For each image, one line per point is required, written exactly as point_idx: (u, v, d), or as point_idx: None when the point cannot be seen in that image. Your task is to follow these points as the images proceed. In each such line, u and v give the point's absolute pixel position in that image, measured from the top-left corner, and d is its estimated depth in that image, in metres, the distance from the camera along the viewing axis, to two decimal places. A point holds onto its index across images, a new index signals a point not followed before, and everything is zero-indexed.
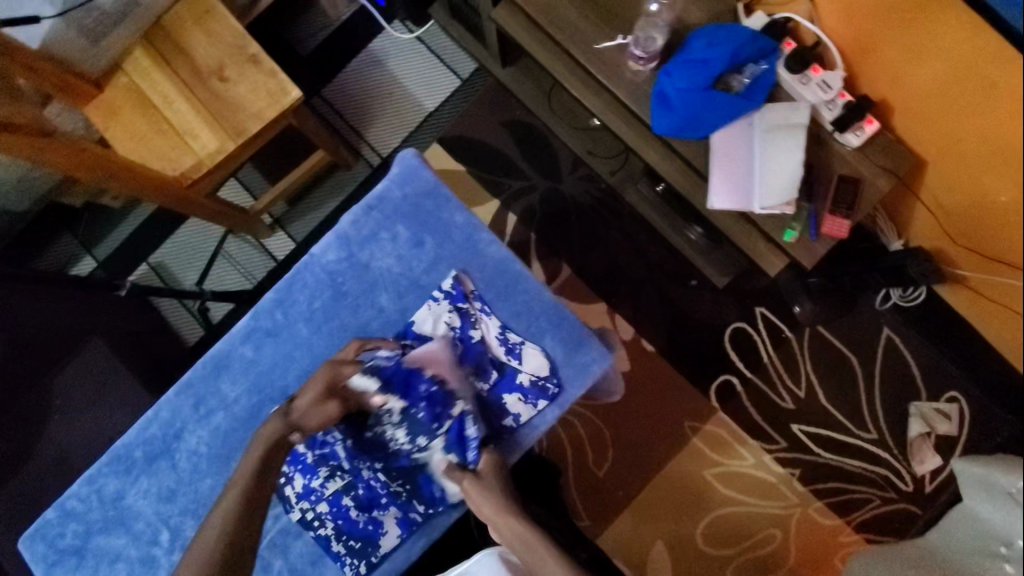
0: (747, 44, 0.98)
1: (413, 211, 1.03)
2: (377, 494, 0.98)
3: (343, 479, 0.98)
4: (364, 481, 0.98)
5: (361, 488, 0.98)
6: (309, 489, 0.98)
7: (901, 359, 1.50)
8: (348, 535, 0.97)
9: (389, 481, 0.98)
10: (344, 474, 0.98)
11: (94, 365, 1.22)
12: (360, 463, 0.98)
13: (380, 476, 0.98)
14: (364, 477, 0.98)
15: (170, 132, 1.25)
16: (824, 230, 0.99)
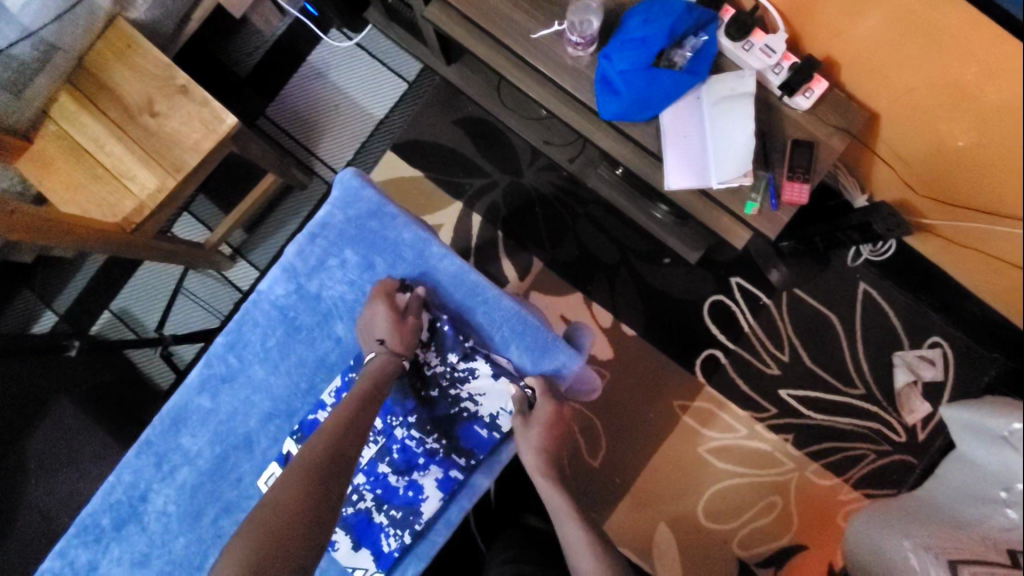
0: (684, 17, 0.94)
1: (358, 234, 0.98)
2: (414, 454, 0.95)
3: (377, 445, 0.95)
4: (399, 442, 0.95)
5: (395, 451, 0.95)
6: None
7: (881, 312, 1.49)
8: (389, 504, 0.94)
9: (423, 437, 0.95)
10: (377, 438, 0.95)
11: (61, 426, 1.17)
12: (393, 421, 0.95)
13: (414, 433, 0.95)
14: (398, 438, 0.95)
15: (107, 176, 1.20)
16: (784, 199, 0.97)
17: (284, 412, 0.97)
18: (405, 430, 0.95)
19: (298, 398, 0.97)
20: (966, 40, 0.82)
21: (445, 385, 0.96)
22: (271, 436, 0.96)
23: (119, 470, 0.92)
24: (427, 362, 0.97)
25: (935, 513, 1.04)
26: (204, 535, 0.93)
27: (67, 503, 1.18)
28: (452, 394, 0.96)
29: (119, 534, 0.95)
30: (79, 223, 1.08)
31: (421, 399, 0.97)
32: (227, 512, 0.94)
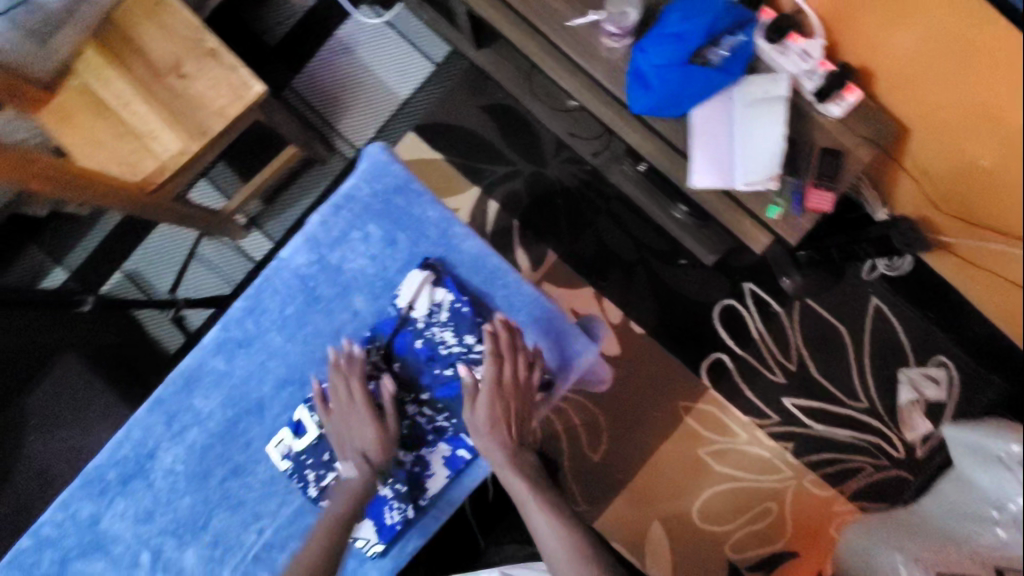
0: (724, 15, 0.93)
1: (383, 207, 0.94)
2: (424, 431, 0.92)
3: (388, 418, 0.91)
4: (409, 419, 0.92)
5: (405, 426, 0.92)
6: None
7: (890, 327, 1.49)
8: (396, 479, 0.90)
9: (434, 414, 0.92)
10: (388, 412, 0.91)
11: (69, 380, 1.18)
12: (405, 397, 0.92)
13: (425, 410, 0.92)
14: (409, 413, 0.92)
15: (129, 135, 1.19)
16: (808, 206, 0.96)
17: (298, 380, 0.92)
18: (416, 408, 0.91)
19: (313, 367, 0.92)
20: (998, 53, 0.82)
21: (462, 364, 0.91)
22: (284, 403, 0.92)
23: (128, 426, 0.87)
24: (444, 340, 0.92)
25: (929, 529, 1.04)
26: (212, 496, 0.90)
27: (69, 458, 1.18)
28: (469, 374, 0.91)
29: (124, 490, 0.90)
30: (101, 179, 1.09)
31: (436, 376, 0.92)
32: (235, 475, 0.90)
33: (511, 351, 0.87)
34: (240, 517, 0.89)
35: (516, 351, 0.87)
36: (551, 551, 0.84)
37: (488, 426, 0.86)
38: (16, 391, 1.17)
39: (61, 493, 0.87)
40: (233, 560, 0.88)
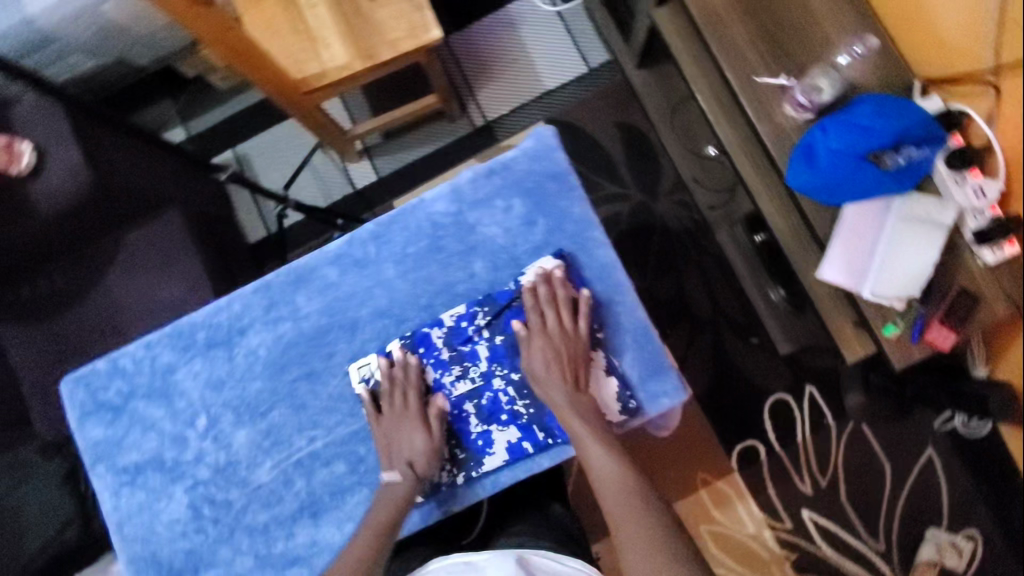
0: (916, 126, 0.92)
1: (534, 188, 0.95)
2: (500, 408, 0.89)
3: (472, 383, 0.90)
4: (492, 391, 0.90)
5: (485, 397, 0.90)
6: (439, 384, 0.90)
7: (934, 483, 1.43)
8: (456, 442, 0.89)
9: (516, 397, 0.89)
10: (474, 377, 0.90)
11: (167, 232, 1.24)
12: (498, 368, 0.90)
13: (510, 389, 0.89)
14: (493, 386, 0.90)
15: (304, 34, 1.24)
16: (927, 338, 0.94)
17: (395, 316, 0.94)
18: (505, 383, 0.89)
19: (413, 309, 0.94)
20: None
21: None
22: (375, 331, 0.94)
23: (232, 297, 0.94)
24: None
25: None
26: (280, 389, 0.93)
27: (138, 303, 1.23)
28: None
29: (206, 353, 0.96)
30: (268, 63, 1.12)
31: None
32: (307, 379, 0.93)
33: (550, 302, 0.87)
34: (298, 419, 0.93)
35: (552, 300, 0.88)
36: (606, 482, 0.80)
37: (543, 370, 0.85)
38: (117, 223, 1.23)
39: (151, 334, 0.97)
40: (277, 455, 0.92)
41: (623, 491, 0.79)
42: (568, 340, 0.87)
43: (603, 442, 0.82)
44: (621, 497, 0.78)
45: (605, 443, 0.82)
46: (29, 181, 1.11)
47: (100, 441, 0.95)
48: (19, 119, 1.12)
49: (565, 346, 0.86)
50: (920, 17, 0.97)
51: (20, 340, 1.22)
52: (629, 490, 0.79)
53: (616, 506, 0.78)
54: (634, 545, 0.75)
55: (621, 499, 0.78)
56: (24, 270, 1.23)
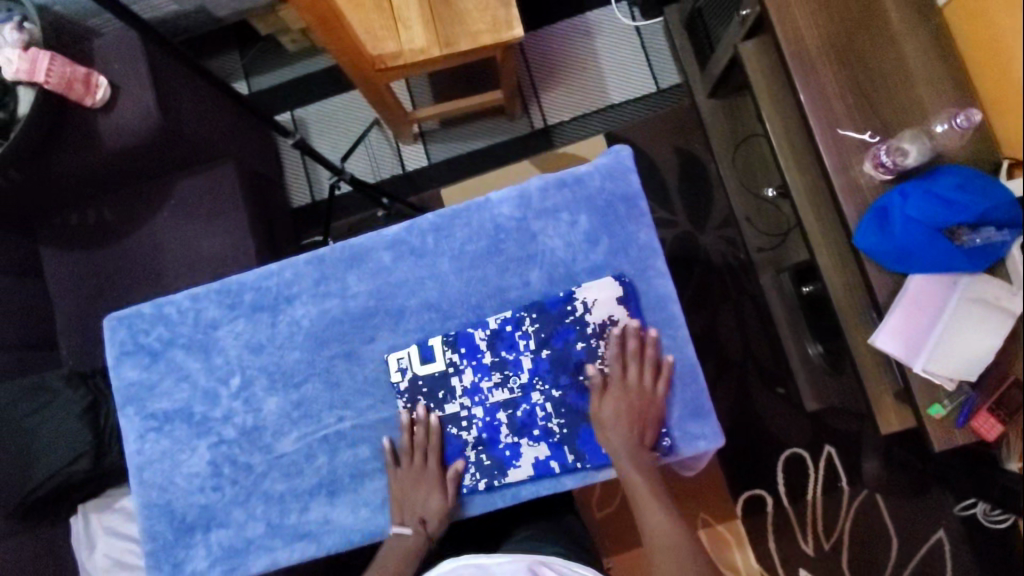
0: (1002, 209, 0.89)
1: (603, 207, 0.94)
2: (534, 422, 0.89)
3: (510, 393, 0.90)
4: (528, 405, 0.89)
5: (521, 410, 0.89)
6: (476, 387, 0.91)
7: (941, 570, 1.33)
8: (484, 448, 0.90)
9: (552, 415, 0.89)
10: (513, 387, 0.90)
11: (217, 184, 1.24)
12: (538, 382, 0.90)
13: (547, 406, 0.89)
14: (531, 400, 0.89)
15: (388, 13, 1.22)
16: (972, 424, 0.91)
17: (442, 310, 0.94)
18: (543, 399, 0.89)
19: (461, 307, 0.94)
20: None
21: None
22: (420, 322, 0.94)
23: (285, 264, 0.95)
24: (601, 356, 0.90)
25: None
26: (318, 363, 0.95)
27: (174, 247, 1.22)
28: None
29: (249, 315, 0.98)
30: (346, 32, 1.06)
31: (575, 380, 0.90)
32: (346, 358, 0.95)
33: (632, 359, 0.88)
34: (331, 396, 0.94)
35: (636, 360, 0.88)
36: (662, 547, 0.82)
37: (618, 427, 0.85)
38: (172, 169, 1.24)
39: (200, 287, 0.98)
40: (305, 428, 0.93)
41: (681, 557, 0.80)
42: (642, 398, 0.87)
43: (662, 508, 0.84)
44: (676, 562, 0.80)
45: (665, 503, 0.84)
46: (97, 114, 1.11)
47: (135, 383, 0.97)
48: (98, 51, 1.12)
49: (638, 403, 0.87)
50: (1015, 92, 0.89)
51: (65, 265, 1.24)
52: (687, 558, 0.80)
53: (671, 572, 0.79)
54: None
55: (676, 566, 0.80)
56: (74, 198, 1.23)
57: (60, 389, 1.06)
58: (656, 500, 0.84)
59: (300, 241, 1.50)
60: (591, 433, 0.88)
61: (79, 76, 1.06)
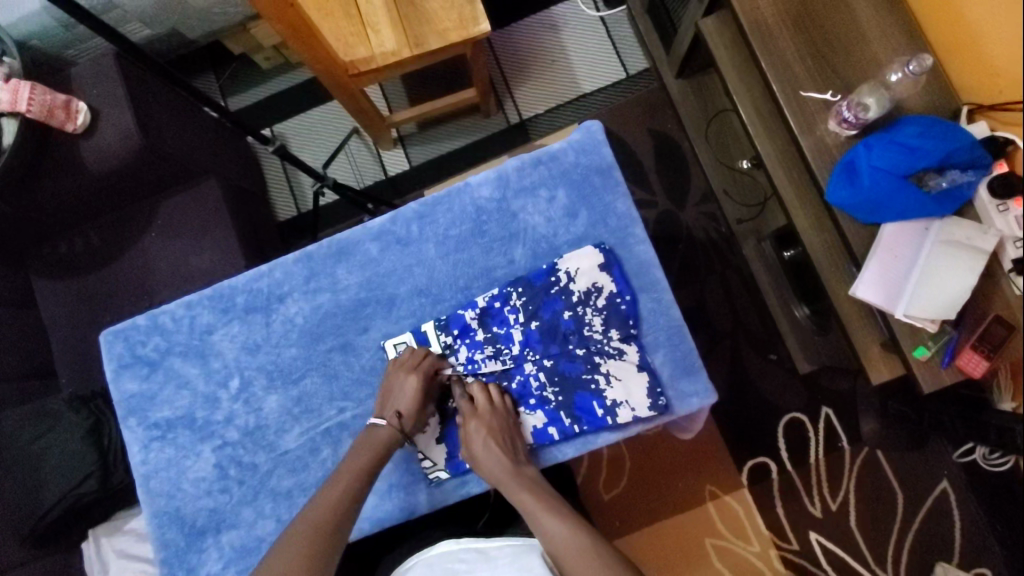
0: (964, 148, 0.92)
1: (579, 180, 0.98)
2: (528, 392, 0.92)
3: (503, 365, 0.93)
4: (522, 375, 0.93)
5: (515, 381, 0.93)
6: (471, 362, 0.94)
7: (948, 519, 1.35)
8: None
9: (546, 384, 0.92)
10: (506, 359, 0.93)
11: (203, 202, 1.25)
12: (529, 354, 0.93)
13: (541, 375, 0.92)
14: (524, 370, 0.93)
15: (356, 19, 1.24)
16: (958, 362, 0.93)
17: (432, 295, 0.97)
18: (536, 368, 0.92)
19: (451, 290, 0.97)
20: None
21: (593, 351, 0.91)
22: (412, 309, 0.97)
23: (275, 264, 0.97)
24: (589, 323, 0.92)
25: None
26: (315, 357, 0.96)
27: (164, 266, 1.23)
28: (594, 361, 0.91)
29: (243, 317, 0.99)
30: (317, 39, 1.08)
31: (565, 349, 0.92)
32: (342, 350, 0.96)
33: (481, 410, 0.89)
34: (330, 388, 0.96)
35: (489, 403, 0.90)
36: (564, 553, 0.77)
37: (482, 449, 0.85)
38: (156, 189, 1.25)
39: (192, 295, 0.99)
40: (307, 423, 0.95)
41: (589, 552, 0.75)
42: (499, 417, 0.88)
43: (561, 515, 0.80)
44: (587, 561, 0.75)
45: (554, 510, 0.80)
46: (79, 140, 1.13)
47: (135, 394, 0.98)
48: (75, 79, 1.14)
49: (498, 424, 0.87)
50: (966, 38, 0.94)
51: (57, 294, 1.25)
52: (597, 551, 0.76)
53: (587, 573, 0.74)
54: None
55: (588, 565, 0.74)
56: (60, 226, 1.24)
57: (62, 413, 1.07)
58: (547, 508, 0.81)
59: (288, 253, 1.51)
60: (586, 399, 0.90)
61: (58, 102, 1.07)
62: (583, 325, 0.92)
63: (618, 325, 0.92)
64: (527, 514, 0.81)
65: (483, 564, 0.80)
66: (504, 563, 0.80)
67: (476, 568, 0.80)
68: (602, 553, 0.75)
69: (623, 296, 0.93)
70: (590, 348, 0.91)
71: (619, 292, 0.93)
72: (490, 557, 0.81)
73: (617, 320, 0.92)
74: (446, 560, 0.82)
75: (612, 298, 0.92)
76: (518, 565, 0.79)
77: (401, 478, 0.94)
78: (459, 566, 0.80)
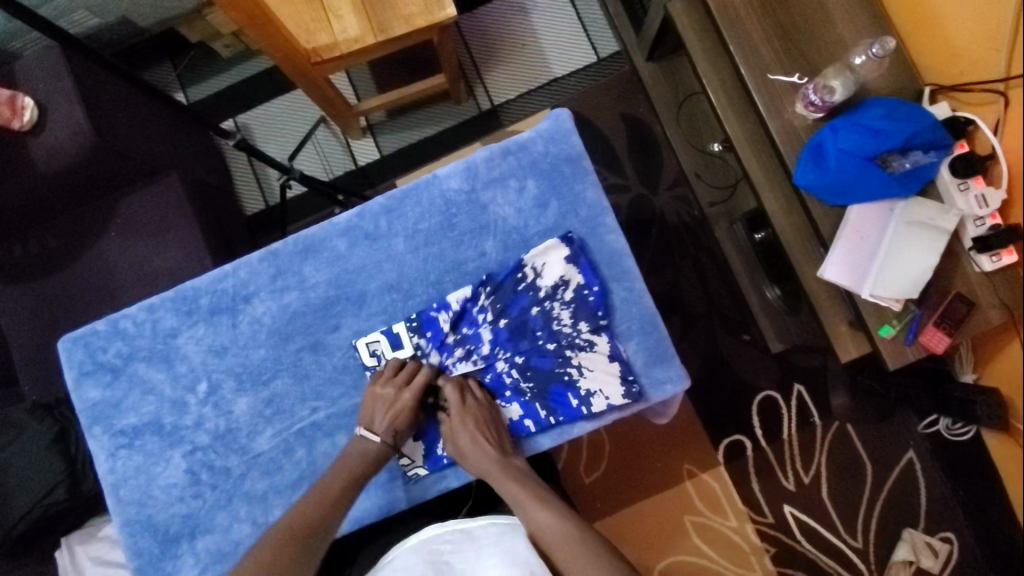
0: (923, 131, 0.93)
1: (548, 170, 0.97)
2: (503, 386, 0.92)
3: (475, 363, 0.93)
4: (495, 372, 0.93)
5: (489, 377, 0.93)
6: (444, 365, 0.94)
7: (914, 487, 1.40)
8: None
9: (520, 378, 0.92)
10: (477, 358, 0.93)
11: (164, 198, 1.21)
12: (500, 352, 0.92)
13: (513, 371, 0.92)
14: (497, 368, 0.93)
15: (317, 5, 1.20)
16: (921, 339, 0.95)
17: (403, 291, 0.96)
18: (508, 366, 0.92)
19: (422, 286, 0.96)
20: None
21: (563, 345, 0.91)
22: (382, 306, 0.96)
23: (240, 263, 0.94)
24: (557, 318, 0.92)
25: None
26: (284, 358, 0.95)
27: (128, 267, 1.19)
28: (565, 355, 0.91)
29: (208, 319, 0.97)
30: (274, 27, 1.03)
31: (536, 345, 0.91)
32: (313, 350, 0.95)
33: (467, 401, 0.89)
34: (302, 388, 0.94)
35: (474, 398, 0.90)
36: (551, 541, 0.78)
37: (470, 443, 0.86)
38: (114, 187, 1.20)
39: (154, 298, 0.96)
40: (279, 424, 0.94)
41: (574, 541, 0.77)
42: (485, 410, 0.89)
43: (548, 505, 0.81)
44: (572, 550, 0.76)
45: (541, 500, 0.82)
46: (28, 137, 1.07)
47: (98, 403, 0.95)
48: (19, 72, 1.08)
49: (485, 419, 0.88)
50: (929, 18, 0.97)
51: (13, 299, 1.20)
52: (584, 546, 0.76)
53: (573, 557, 0.75)
54: None
55: (575, 552, 0.76)
56: (14, 228, 1.19)
57: (26, 422, 1.03)
58: (533, 500, 0.82)
59: (257, 249, 1.48)
60: (561, 392, 0.90)
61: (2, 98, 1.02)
62: (552, 319, 0.92)
63: (589, 316, 0.92)
64: (515, 504, 0.82)
65: (467, 545, 0.80)
66: (488, 544, 0.79)
67: (461, 549, 0.80)
68: (587, 540, 0.77)
69: (593, 288, 0.92)
70: (560, 343, 0.91)
71: (589, 285, 0.93)
72: (474, 537, 0.81)
73: (588, 313, 0.92)
74: (432, 542, 0.81)
75: (582, 291, 0.92)
76: (502, 545, 0.79)
77: (379, 476, 0.93)
78: (443, 547, 0.80)
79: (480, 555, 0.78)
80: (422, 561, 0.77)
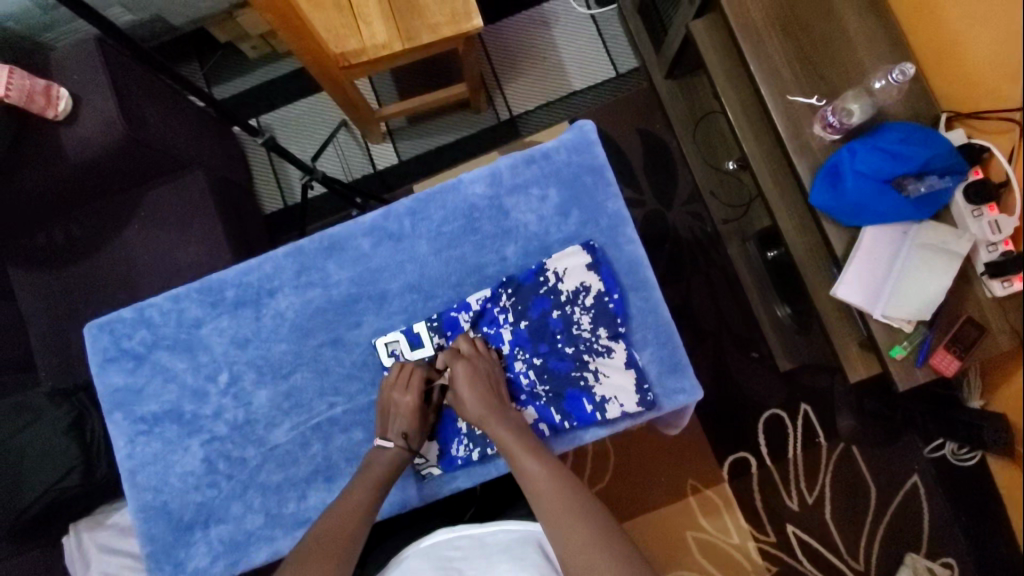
0: (940, 156, 0.95)
1: (571, 179, 0.99)
2: (519, 388, 0.94)
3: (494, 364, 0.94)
4: (512, 373, 0.94)
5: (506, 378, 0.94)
6: None
7: (918, 511, 1.40)
8: None
9: (537, 381, 0.93)
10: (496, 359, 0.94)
11: (188, 193, 1.24)
12: (520, 353, 0.94)
13: (531, 373, 0.94)
14: (515, 368, 0.94)
15: (347, 10, 1.23)
16: (931, 361, 0.96)
17: (423, 291, 0.98)
18: (525, 366, 0.94)
19: (442, 288, 0.98)
20: None
21: (581, 349, 0.93)
22: (403, 306, 0.97)
23: (266, 258, 0.96)
24: (577, 322, 0.94)
25: None
26: (304, 353, 0.96)
27: (149, 259, 1.21)
28: (583, 359, 0.92)
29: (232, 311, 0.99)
30: (307, 31, 1.06)
31: (555, 348, 0.93)
32: (332, 345, 0.96)
33: (469, 356, 0.90)
34: (320, 383, 0.96)
35: (476, 355, 0.91)
36: (540, 489, 0.78)
37: (468, 390, 0.86)
38: (140, 180, 1.23)
39: (180, 287, 0.98)
40: (296, 418, 0.95)
41: (563, 491, 0.76)
42: (486, 364, 0.90)
43: (541, 457, 0.81)
44: (560, 499, 0.76)
45: (534, 452, 0.82)
46: (60, 127, 1.10)
47: (120, 389, 0.97)
48: (56, 64, 1.11)
49: (485, 372, 0.89)
50: (948, 48, 0.99)
51: (35, 285, 1.22)
52: (577, 508, 0.75)
53: (561, 506, 0.75)
54: (577, 548, 0.72)
55: (563, 502, 0.76)
56: (41, 216, 1.22)
57: (43, 406, 1.05)
58: (526, 451, 0.82)
59: (274, 246, 1.50)
60: (575, 396, 0.92)
61: (38, 87, 1.03)
62: (571, 322, 0.94)
63: (607, 323, 0.94)
64: (507, 452, 0.82)
65: (477, 551, 0.81)
66: (499, 551, 0.80)
67: (471, 555, 0.80)
68: (576, 491, 0.77)
69: (612, 295, 0.94)
70: (578, 346, 0.93)
71: (608, 291, 0.94)
72: (485, 543, 0.82)
73: (606, 319, 0.93)
74: (442, 547, 0.82)
75: (602, 297, 0.94)
76: (512, 552, 0.79)
77: None
78: (454, 553, 0.81)
79: (490, 562, 0.78)
80: (433, 565, 0.78)
